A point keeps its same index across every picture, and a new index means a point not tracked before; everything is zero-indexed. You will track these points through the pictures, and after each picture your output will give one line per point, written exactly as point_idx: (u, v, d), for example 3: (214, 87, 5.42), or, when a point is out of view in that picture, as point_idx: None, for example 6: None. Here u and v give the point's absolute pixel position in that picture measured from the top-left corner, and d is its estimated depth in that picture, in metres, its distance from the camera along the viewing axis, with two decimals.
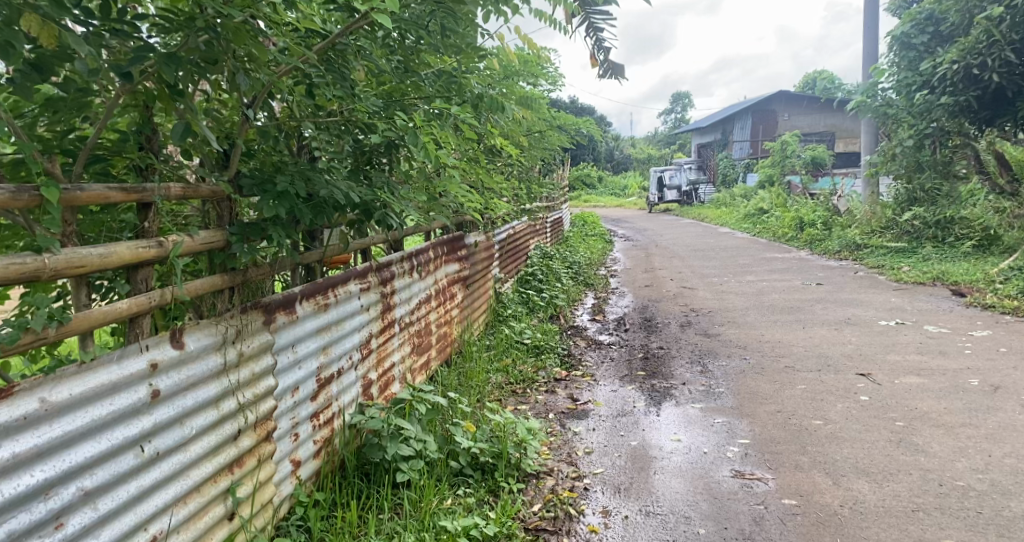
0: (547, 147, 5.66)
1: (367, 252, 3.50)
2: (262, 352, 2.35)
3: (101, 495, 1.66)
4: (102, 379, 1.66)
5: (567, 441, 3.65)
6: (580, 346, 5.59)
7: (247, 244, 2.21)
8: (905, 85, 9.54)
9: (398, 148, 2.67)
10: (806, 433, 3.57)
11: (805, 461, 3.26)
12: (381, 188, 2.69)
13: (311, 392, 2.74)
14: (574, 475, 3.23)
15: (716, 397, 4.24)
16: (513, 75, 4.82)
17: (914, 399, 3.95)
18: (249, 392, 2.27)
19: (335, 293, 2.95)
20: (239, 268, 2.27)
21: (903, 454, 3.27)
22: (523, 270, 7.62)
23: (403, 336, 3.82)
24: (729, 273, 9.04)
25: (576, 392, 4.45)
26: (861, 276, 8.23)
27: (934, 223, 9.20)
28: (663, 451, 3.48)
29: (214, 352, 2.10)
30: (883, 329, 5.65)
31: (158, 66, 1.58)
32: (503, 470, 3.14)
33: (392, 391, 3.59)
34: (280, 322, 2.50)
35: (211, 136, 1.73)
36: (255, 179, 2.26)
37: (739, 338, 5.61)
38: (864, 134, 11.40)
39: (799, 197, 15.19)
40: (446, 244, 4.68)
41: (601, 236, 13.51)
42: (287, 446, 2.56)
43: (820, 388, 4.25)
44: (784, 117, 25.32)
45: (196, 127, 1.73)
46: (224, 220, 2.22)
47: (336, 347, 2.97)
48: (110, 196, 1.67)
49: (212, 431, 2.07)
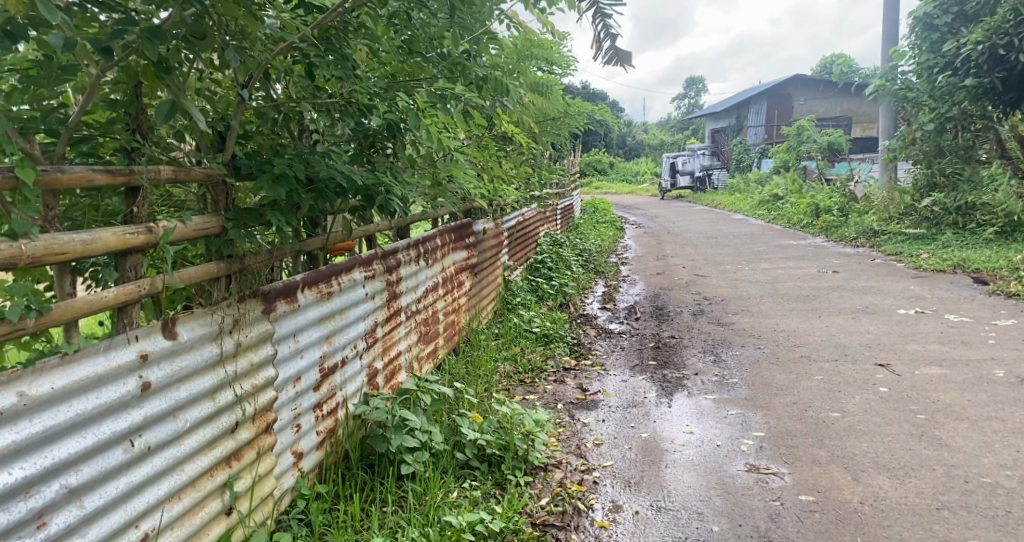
0: (559, 131, 5.56)
1: (373, 239, 3.42)
2: (261, 342, 2.28)
3: (88, 492, 1.59)
4: (87, 372, 1.58)
5: (576, 432, 3.57)
6: (590, 335, 5.50)
7: (244, 230, 2.13)
8: (926, 68, 9.33)
9: (403, 134, 2.57)
10: (823, 426, 3.46)
11: (822, 455, 3.15)
12: (384, 172, 2.59)
13: (312, 382, 2.67)
14: (583, 467, 3.15)
15: (730, 387, 4.14)
16: (525, 58, 4.71)
17: (937, 391, 3.83)
18: (246, 383, 2.19)
19: (338, 281, 2.87)
20: (236, 255, 2.18)
21: (926, 448, 3.16)
22: (533, 257, 7.52)
23: (410, 324, 3.75)
24: (743, 260, 8.91)
25: (585, 382, 4.37)
26: (878, 263, 8.07)
27: (955, 209, 9.01)
28: (674, 444, 3.39)
29: (209, 343, 2.02)
30: (902, 317, 5.51)
31: (141, 41, 1.48)
32: (510, 463, 3.06)
33: (398, 380, 3.52)
34: (280, 311, 2.42)
35: (200, 118, 1.60)
36: (253, 162, 2.17)
37: (753, 327, 5.50)
38: (883, 119, 11.17)
39: (814, 183, 14.95)
40: (454, 231, 4.60)
41: (612, 223, 13.37)
42: (288, 438, 2.49)
43: (837, 379, 4.14)
44: (800, 101, 24.96)
45: (183, 108, 1.60)
46: (219, 206, 2.12)
47: (340, 337, 2.89)
48: (94, 178, 1.58)
49: (207, 424, 2.00)
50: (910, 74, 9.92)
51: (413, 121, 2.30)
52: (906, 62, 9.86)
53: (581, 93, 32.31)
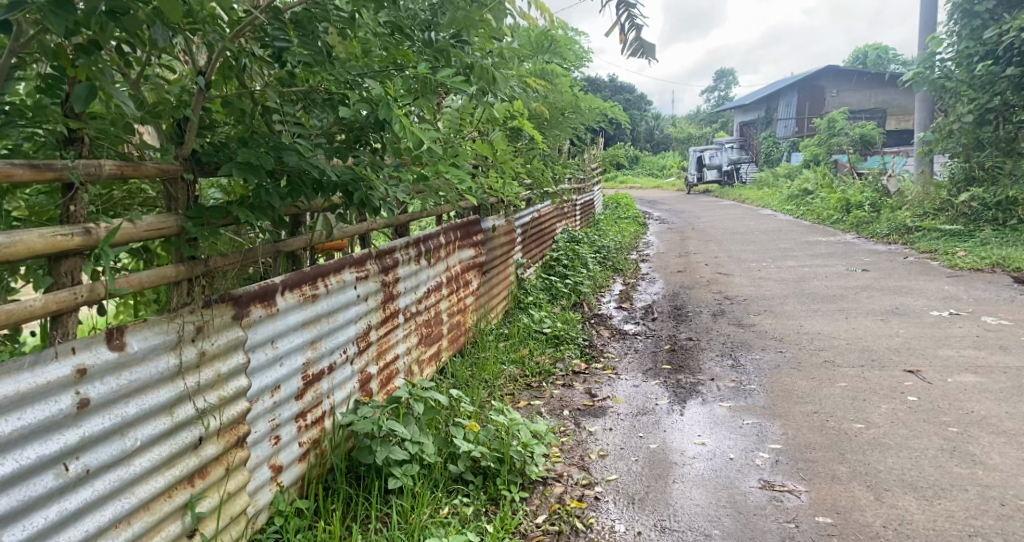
0: (574, 124, 5.38)
1: (368, 239, 3.24)
2: (231, 350, 2.14)
3: (9, 523, 1.48)
4: (6, 390, 1.46)
5: (581, 442, 3.39)
6: (603, 336, 5.31)
7: (207, 228, 1.98)
8: (966, 56, 8.98)
9: (388, 126, 2.37)
10: (845, 439, 3.22)
11: (843, 472, 2.92)
12: (365, 167, 2.39)
13: (294, 391, 2.51)
14: (585, 482, 2.97)
15: (747, 394, 3.91)
16: (535, 49, 4.53)
17: (971, 401, 3.56)
18: (213, 395, 2.05)
19: (325, 283, 2.71)
20: (199, 256, 2.03)
21: (958, 465, 2.91)
22: (549, 254, 7.32)
23: (409, 326, 3.58)
24: (767, 257, 8.62)
25: (595, 387, 4.18)
26: (911, 261, 7.72)
27: (994, 204, 8.61)
28: (684, 457, 3.19)
29: (166, 353, 1.89)
30: (935, 320, 5.22)
31: (44, 14, 1.29)
32: (506, 477, 2.89)
33: (394, 386, 3.36)
34: (256, 316, 2.26)
35: (122, 99, 1.48)
36: (218, 154, 2.01)
37: (775, 329, 5.26)
38: (918, 110, 10.79)
39: (846, 177, 14.51)
40: (460, 229, 4.43)
41: (634, 220, 13.08)
42: (265, 451, 2.35)
43: (862, 387, 3.89)
44: (833, 93, 24.29)
45: (103, 90, 1.47)
46: (179, 203, 1.98)
47: (327, 342, 2.73)
48: (14, 173, 1.46)
49: (163, 441, 1.87)
50: (948, 62, 9.54)
51: (386, 109, 2.09)
52: (944, 50, 9.47)
53: (608, 87, 31.94)
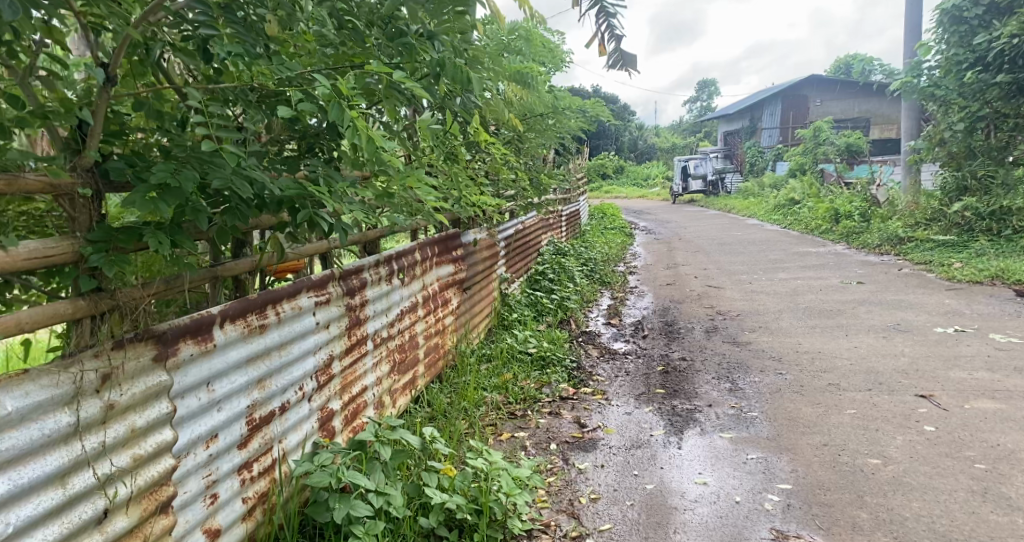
0: (556, 132, 5.06)
1: (329, 256, 2.87)
2: (151, 400, 1.78)
3: None
4: None
5: (570, 482, 3.05)
6: (591, 356, 4.96)
7: (114, 254, 1.62)
8: (954, 62, 8.77)
9: (341, 133, 2.01)
10: (861, 479, 2.90)
11: (864, 519, 2.60)
12: (315, 179, 2.02)
13: (235, 439, 2.13)
14: (574, 534, 2.63)
15: (749, 424, 3.59)
16: (511, 52, 4.18)
17: (994, 432, 3.26)
18: (126, 456, 1.70)
19: (275, 310, 2.34)
20: (106, 288, 1.68)
21: (993, 511, 2.60)
22: (533, 268, 6.98)
23: (379, 352, 3.22)
24: (758, 269, 8.35)
25: (584, 415, 3.83)
26: (905, 273, 7.47)
27: (988, 214, 8.41)
28: (685, 500, 2.84)
29: (56, 411, 1.55)
30: (940, 338, 4.93)
31: None
32: (485, 531, 2.54)
33: (362, 421, 3.00)
34: (186, 355, 1.89)
35: None
36: (129, 163, 1.65)
37: (773, 348, 4.94)
38: (904, 118, 10.60)
39: (833, 187, 14.33)
40: (437, 244, 4.08)
41: (621, 231, 12.77)
42: (198, 514, 1.97)
43: (873, 415, 3.57)
44: (816, 102, 24.30)
45: None
46: (78, 224, 1.63)
47: (278, 379, 2.35)
48: None
49: (48, 521, 1.53)
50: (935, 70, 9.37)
51: (335, 112, 1.75)
52: (932, 57, 9.29)
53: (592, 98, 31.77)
